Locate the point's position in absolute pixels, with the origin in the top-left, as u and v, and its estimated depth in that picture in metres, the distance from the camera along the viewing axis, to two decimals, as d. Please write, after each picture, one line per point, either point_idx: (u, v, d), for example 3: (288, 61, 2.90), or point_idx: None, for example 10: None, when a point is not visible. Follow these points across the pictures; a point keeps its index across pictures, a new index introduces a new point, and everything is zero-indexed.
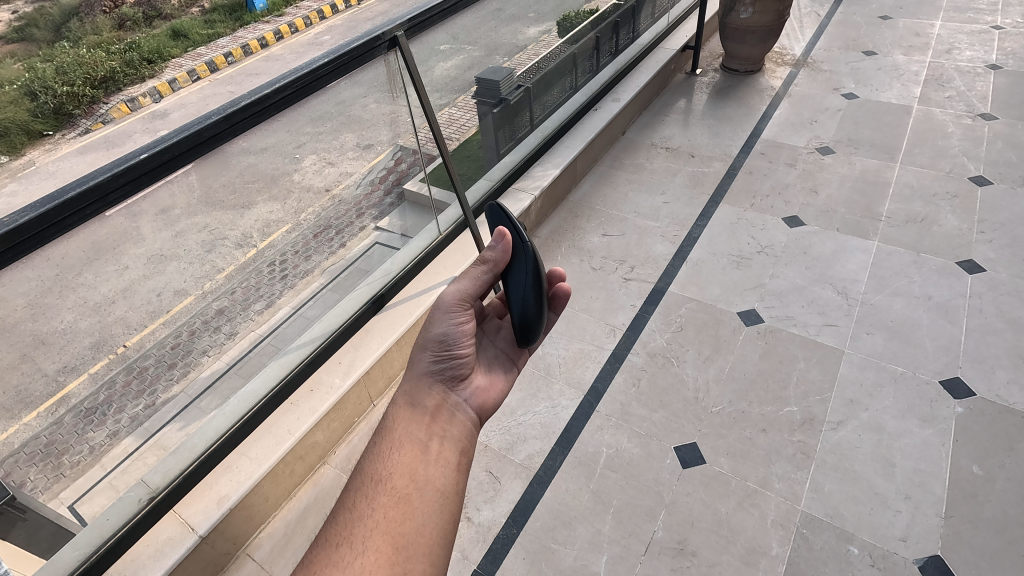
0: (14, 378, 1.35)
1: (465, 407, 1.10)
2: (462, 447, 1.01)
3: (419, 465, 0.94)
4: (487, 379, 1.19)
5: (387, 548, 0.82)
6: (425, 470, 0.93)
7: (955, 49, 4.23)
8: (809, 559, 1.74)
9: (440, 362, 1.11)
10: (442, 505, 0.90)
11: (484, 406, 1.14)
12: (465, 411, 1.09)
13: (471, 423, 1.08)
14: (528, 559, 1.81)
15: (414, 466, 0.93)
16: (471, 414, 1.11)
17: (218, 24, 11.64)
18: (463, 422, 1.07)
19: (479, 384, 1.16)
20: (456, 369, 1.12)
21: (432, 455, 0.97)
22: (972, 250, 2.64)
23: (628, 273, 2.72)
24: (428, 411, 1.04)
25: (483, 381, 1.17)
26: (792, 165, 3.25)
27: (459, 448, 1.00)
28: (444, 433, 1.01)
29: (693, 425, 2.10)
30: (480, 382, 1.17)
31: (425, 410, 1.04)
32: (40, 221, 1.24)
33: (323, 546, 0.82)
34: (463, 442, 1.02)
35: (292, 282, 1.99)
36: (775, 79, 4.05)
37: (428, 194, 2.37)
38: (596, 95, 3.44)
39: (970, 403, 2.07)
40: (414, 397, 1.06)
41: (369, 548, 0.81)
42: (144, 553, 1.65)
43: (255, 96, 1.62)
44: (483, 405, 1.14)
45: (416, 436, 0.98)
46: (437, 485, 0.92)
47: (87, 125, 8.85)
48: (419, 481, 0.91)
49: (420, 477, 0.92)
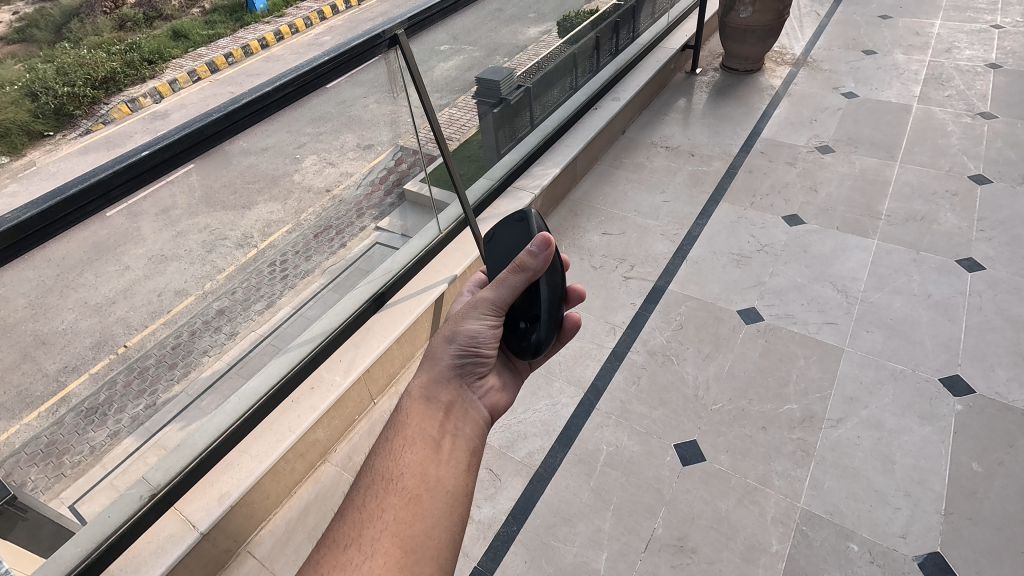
0: (14, 378, 1.33)
1: (478, 405, 1.08)
2: (472, 447, 0.99)
3: (430, 464, 0.90)
4: (498, 381, 1.18)
5: (396, 551, 0.79)
6: (436, 470, 0.90)
7: (955, 48, 4.23)
8: (809, 556, 1.74)
9: (465, 358, 1.07)
10: (452, 507, 0.87)
11: (495, 406, 1.13)
12: (477, 409, 1.06)
13: (483, 422, 1.06)
14: (529, 556, 1.81)
15: (425, 465, 0.90)
16: (482, 413, 1.08)
17: (218, 25, 11.64)
18: (475, 421, 1.04)
19: (491, 384, 1.15)
20: (478, 367, 1.09)
21: (444, 454, 0.94)
22: (971, 248, 2.64)
23: (628, 271, 2.72)
24: (441, 406, 1.00)
25: (495, 382, 1.17)
26: (792, 164, 3.26)
27: (469, 448, 0.98)
28: (456, 431, 0.99)
29: (693, 422, 2.11)
30: (491, 382, 1.16)
31: (439, 405, 1.00)
32: (41, 218, 1.25)
33: (330, 546, 0.80)
34: (474, 442, 0.99)
35: (293, 282, 1.98)
36: (775, 78, 4.06)
37: (429, 194, 2.37)
38: (596, 95, 3.45)
39: (969, 400, 2.07)
40: (430, 390, 1.02)
41: (378, 550, 0.79)
42: (144, 550, 1.66)
43: (256, 94, 1.63)
44: (493, 405, 1.13)
45: (428, 433, 0.95)
46: (448, 485, 0.89)
47: (88, 126, 8.86)
48: (430, 481, 0.88)
49: (431, 477, 0.89)
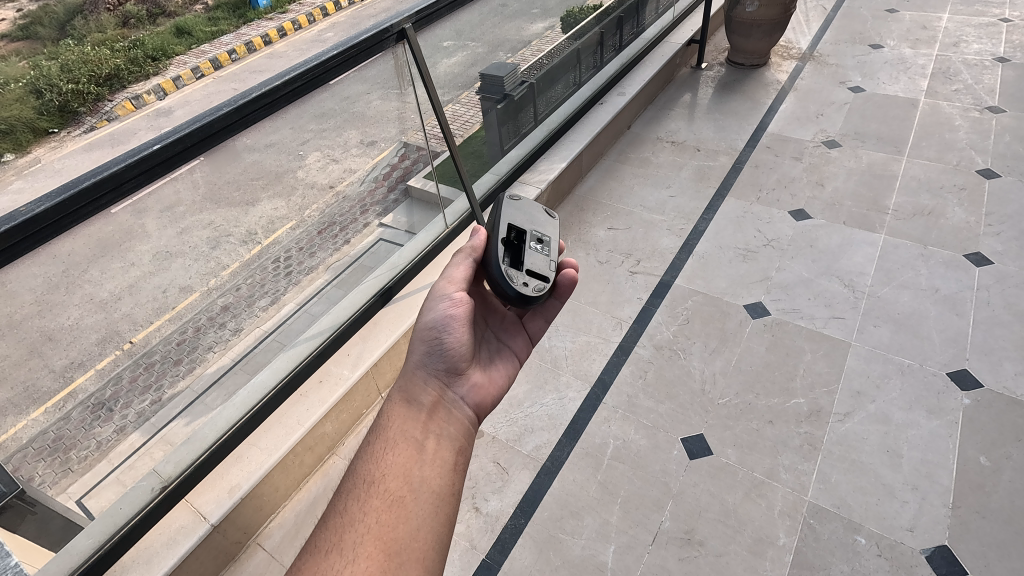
0: (20, 375, 1.35)
1: (462, 405, 1.10)
2: (458, 446, 1.02)
3: (413, 465, 0.93)
4: (485, 375, 1.19)
5: (379, 554, 0.80)
6: (420, 470, 0.93)
7: (963, 42, 4.21)
8: (817, 549, 1.75)
9: (433, 355, 1.11)
10: (437, 507, 0.89)
11: (481, 404, 1.14)
12: (462, 408, 1.09)
13: (470, 421, 1.08)
14: (537, 548, 1.82)
15: (408, 466, 0.93)
16: (469, 412, 1.11)
17: (222, 21, 11.64)
18: (461, 420, 1.07)
19: (477, 380, 1.16)
20: (450, 362, 1.12)
21: (428, 455, 0.97)
22: (979, 243, 2.63)
23: (635, 266, 2.72)
24: (423, 408, 1.04)
25: (480, 377, 1.17)
26: (799, 159, 3.25)
27: (455, 447, 1.01)
28: (440, 431, 1.01)
29: (700, 416, 2.11)
30: (477, 378, 1.17)
31: (420, 407, 1.04)
32: (55, 212, 1.28)
33: (312, 553, 0.81)
34: (460, 441, 1.02)
35: (297, 278, 1.98)
36: (781, 73, 4.04)
37: (435, 191, 2.38)
38: (601, 90, 3.44)
39: (977, 394, 2.07)
40: (410, 393, 1.06)
41: (360, 554, 0.80)
42: (157, 541, 1.69)
43: (266, 88, 1.64)
44: (481, 402, 1.15)
45: (411, 435, 0.98)
46: (434, 485, 0.92)
47: (91, 123, 8.90)
48: (413, 482, 0.91)
49: (414, 477, 0.91)
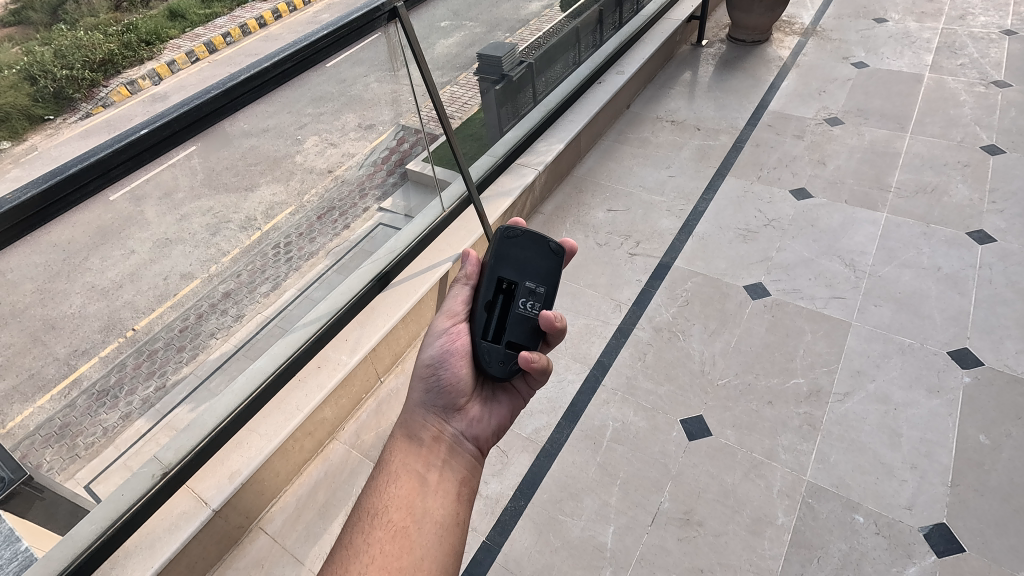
0: (25, 362, 1.32)
1: (464, 439, 1.07)
2: (461, 477, 1.00)
3: (415, 497, 0.93)
4: (488, 412, 1.14)
5: None
6: (422, 502, 0.92)
7: (969, 14, 4.12)
8: (814, 527, 1.76)
9: (431, 392, 1.10)
10: (440, 537, 0.89)
11: (482, 439, 1.10)
12: (463, 442, 1.06)
13: (473, 456, 1.05)
14: (536, 530, 1.84)
15: (410, 498, 0.92)
16: (472, 446, 1.07)
17: (215, 4, 11.46)
18: (462, 452, 1.04)
19: (474, 415, 1.11)
20: (447, 399, 1.10)
21: (430, 486, 0.96)
22: (982, 220, 2.60)
23: (634, 248, 2.70)
24: (424, 443, 1.02)
25: (479, 413, 1.12)
26: (801, 137, 3.20)
27: (458, 478, 0.99)
28: (441, 463, 1.00)
29: (699, 397, 2.11)
30: (478, 413, 1.12)
31: (421, 442, 1.02)
32: (42, 199, 1.24)
33: None
34: (463, 472, 1.01)
35: (298, 264, 1.95)
36: (783, 49, 3.97)
37: (432, 174, 2.36)
38: (600, 68, 3.37)
39: (978, 372, 2.06)
40: (410, 428, 1.05)
41: None
42: (159, 527, 1.70)
43: (255, 70, 1.60)
44: (483, 436, 1.10)
45: (413, 468, 0.97)
46: (437, 516, 0.91)
47: (88, 109, 8.83)
48: (415, 513, 0.90)
49: (417, 509, 0.91)
